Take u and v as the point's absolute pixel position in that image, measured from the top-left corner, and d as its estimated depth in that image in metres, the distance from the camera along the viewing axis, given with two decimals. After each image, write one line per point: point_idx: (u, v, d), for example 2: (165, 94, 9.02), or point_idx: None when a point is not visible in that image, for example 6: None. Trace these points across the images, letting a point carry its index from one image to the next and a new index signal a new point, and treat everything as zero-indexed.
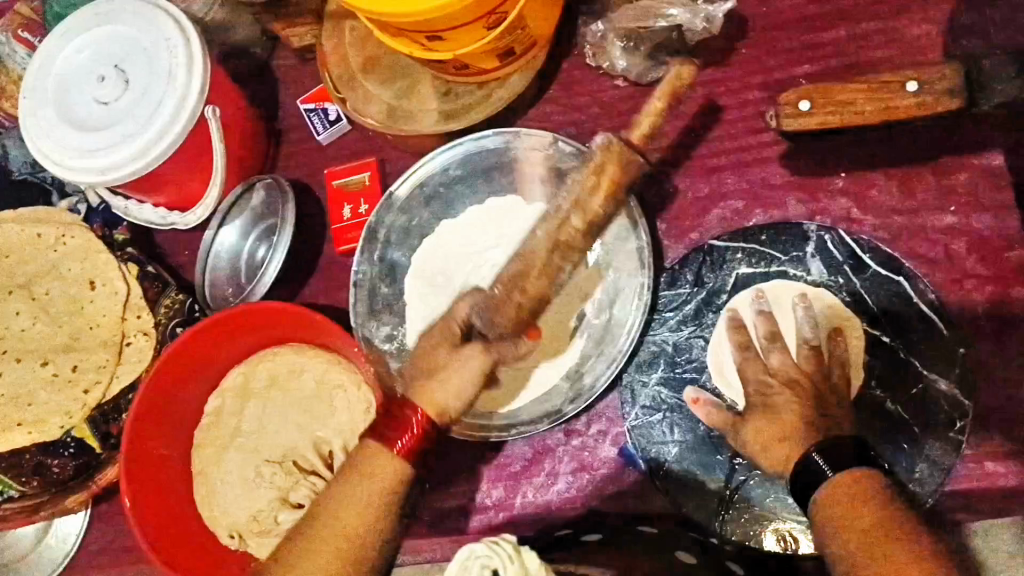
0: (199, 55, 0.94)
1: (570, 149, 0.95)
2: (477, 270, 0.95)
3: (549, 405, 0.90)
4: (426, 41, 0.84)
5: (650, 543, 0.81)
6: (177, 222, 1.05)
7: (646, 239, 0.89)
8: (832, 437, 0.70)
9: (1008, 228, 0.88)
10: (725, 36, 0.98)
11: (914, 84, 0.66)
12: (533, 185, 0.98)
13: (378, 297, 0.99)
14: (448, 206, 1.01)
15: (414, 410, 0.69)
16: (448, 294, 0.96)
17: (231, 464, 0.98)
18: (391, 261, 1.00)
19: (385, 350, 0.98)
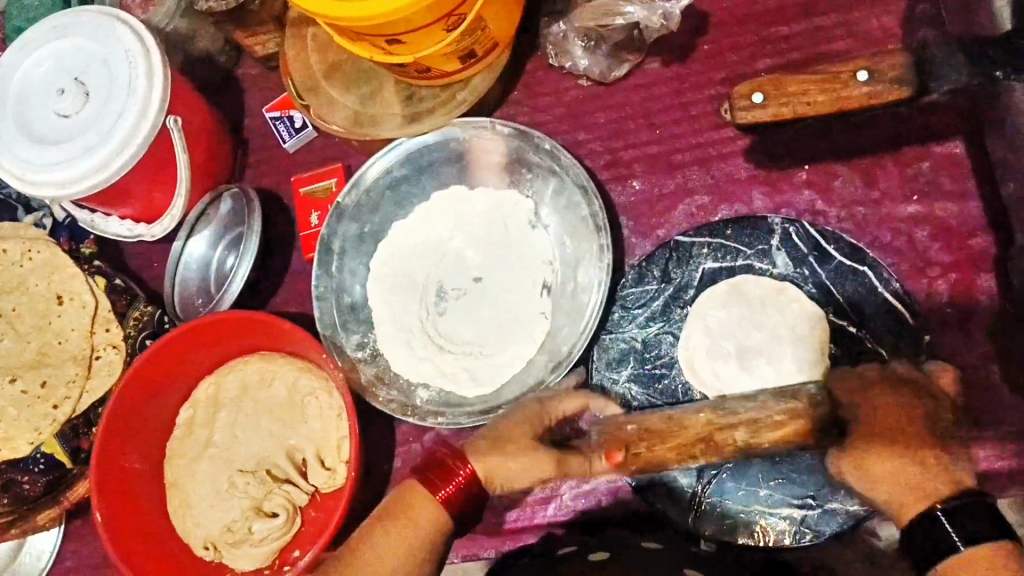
0: (159, 65, 0.94)
1: (508, 131, 0.97)
2: (446, 267, 0.99)
3: (530, 379, 0.91)
4: (385, 44, 0.84)
5: (641, 559, 0.77)
6: (144, 234, 1.04)
7: (598, 206, 0.92)
8: (966, 494, 0.62)
9: (970, 214, 0.89)
10: (685, 32, 1.00)
11: (866, 74, 0.66)
12: (484, 172, 1.01)
13: (345, 305, 0.99)
14: (399, 205, 1.02)
15: (465, 463, 0.73)
16: (412, 291, 0.99)
17: (205, 475, 0.97)
18: (351, 270, 1.00)
19: (359, 356, 0.97)
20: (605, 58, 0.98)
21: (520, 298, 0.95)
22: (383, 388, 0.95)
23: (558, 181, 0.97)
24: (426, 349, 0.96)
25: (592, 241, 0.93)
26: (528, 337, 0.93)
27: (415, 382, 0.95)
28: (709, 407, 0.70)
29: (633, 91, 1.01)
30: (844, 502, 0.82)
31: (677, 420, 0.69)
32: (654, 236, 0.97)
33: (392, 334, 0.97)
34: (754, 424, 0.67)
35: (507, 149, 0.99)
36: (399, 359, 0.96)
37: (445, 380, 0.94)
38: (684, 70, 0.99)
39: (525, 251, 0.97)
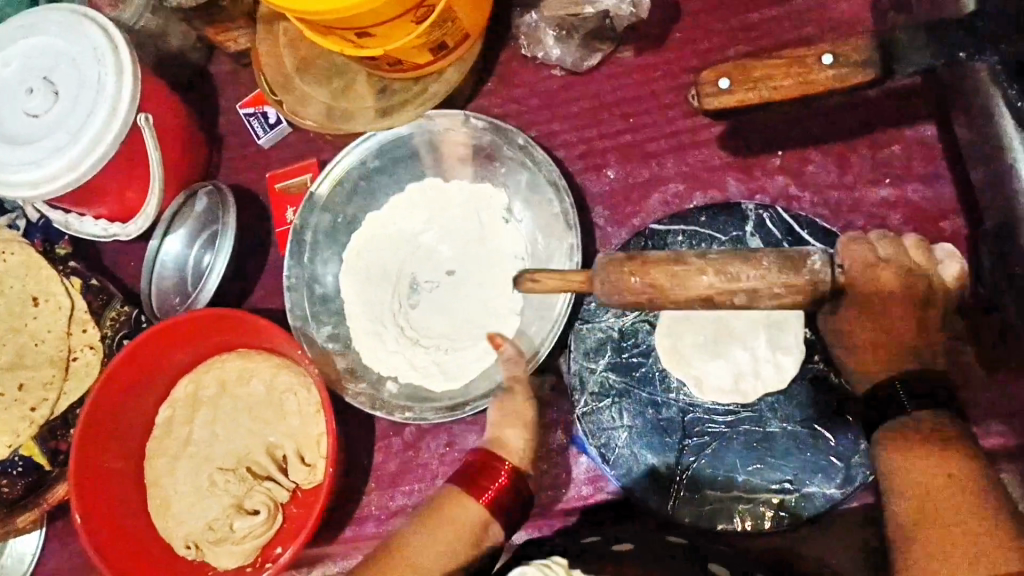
0: (128, 63, 0.93)
1: (481, 125, 0.97)
2: (416, 257, 0.99)
3: (500, 375, 0.91)
4: (355, 37, 0.84)
5: (643, 549, 0.78)
6: (119, 234, 1.04)
7: (569, 202, 0.93)
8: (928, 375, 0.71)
9: (942, 197, 0.89)
10: (657, 21, 1.00)
11: (831, 56, 0.65)
12: (455, 167, 1.01)
13: (317, 297, 0.99)
14: (371, 196, 1.02)
15: (503, 461, 0.79)
16: (386, 283, 0.99)
17: (186, 474, 0.97)
18: (322, 260, 1.00)
19: (331, 348, 0.97)
20: (576, 48, 0.98)
21: (490, 292, 0.96)
22: (354, 380, 0.96)
23: (533, 175, 0.97)
24: (398, 342, 0.96)
25: (563, 238, 0.93)
26: (498, 332, 0.94)
27: (385, 375, 0.96)
28: (714, 260, 0.65)
29: (606, 80, 1.01)
30: (822, 486, 0.82)
31: (681, 279, 0.65)
32: (630, 225, 0.97)
33: (365, 326, 0.97)
34: (758, 291, 0.65)
35: (482, 142, 0.99)
36: (370, 351, 0.96)
37: (415, 374, 0.95)
38: (656, 58, 1.00)
39: (497, 243, 0.97)
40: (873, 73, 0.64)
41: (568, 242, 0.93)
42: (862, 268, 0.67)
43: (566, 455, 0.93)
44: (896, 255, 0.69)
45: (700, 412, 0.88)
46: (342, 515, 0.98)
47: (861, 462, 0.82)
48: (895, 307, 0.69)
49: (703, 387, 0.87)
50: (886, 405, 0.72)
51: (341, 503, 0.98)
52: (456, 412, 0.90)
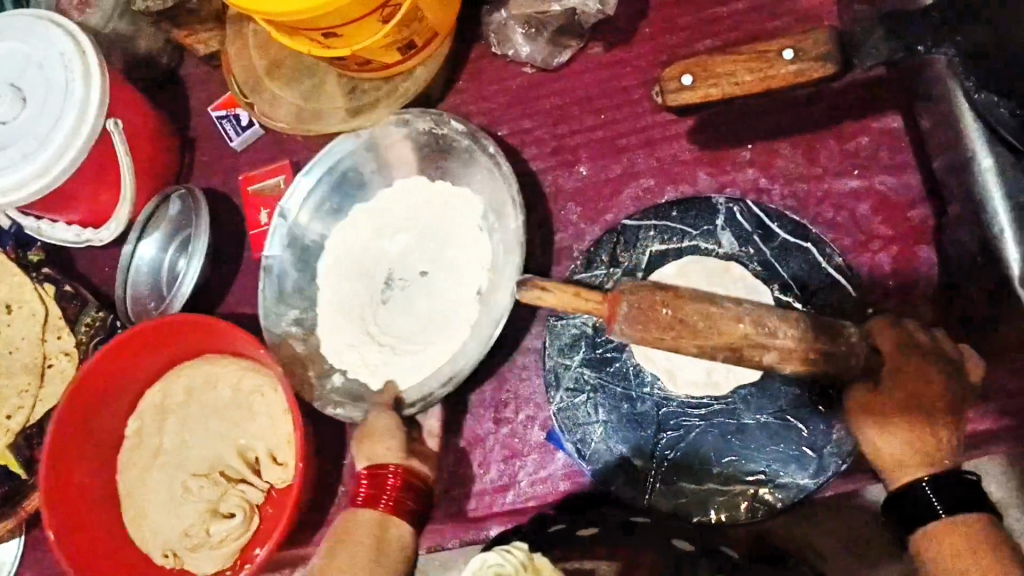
0: (96, 67, 0.93)
1: (461, 129, 0.94)
2: (396, 255, 0.98)
3: (426, 388, 0.90)
4: (322, 38, 0.84)
5: (614, 530, 0.79)
6: (92, 240, 1.02)
7: (519, 221, 0.89)
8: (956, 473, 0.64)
9: (910, 187, 0.90)
10: (625, 17, 1.00)
11: (791, 51, 0.65)
12: (440, 165, 0.98)
13: (287, 284, 0.98)
14: (361, 186, 1.00)
15: (390, 466, 0.77)
16: (364, 277, 0.98)
17: (159, 482, 0.97)
18: (301, 244, 1.00)
19: (292, 332, 0.97)
20: (546, 45, 0.99)
21: (461, 295, 0.94)
22: (309, 368, 0.96)
23: (499, 186, 0.93)
24: (360, 336, 0.96)
25: (510, 256, 0.90)
26: (448, 340, 0.92)
27: (337, 366, 0.95)
28: (750, 310, 0.65)
29: (577, 76, 1.01)
30: (795, 476, 0.83)
31: (712, 319, 0.64)
32: (602, 220, 0.98)
33: (333, 315, 0.97)
34: (788, 352, 0.64)
35: (460, 145, 0.96)
36: (331, 340, 0.96)
37: (364, 371, 0.94)
38: (626, 54, 1.00)
39: (475, 245, 0.94)
40: (833, 66, 0.64)
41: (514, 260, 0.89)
42: (896, 346, 0.68)
43: (542, 450, 0.94)
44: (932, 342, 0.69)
45: (675, 406, 0.88)
46: (321, 516, 0.98)
47: (834, 450, 0.83)
48: (925, 388, 0.65)
49: (675, 380, 0.88)
50: (915, 507, 0.64)
51: (321, 504, 0.98)
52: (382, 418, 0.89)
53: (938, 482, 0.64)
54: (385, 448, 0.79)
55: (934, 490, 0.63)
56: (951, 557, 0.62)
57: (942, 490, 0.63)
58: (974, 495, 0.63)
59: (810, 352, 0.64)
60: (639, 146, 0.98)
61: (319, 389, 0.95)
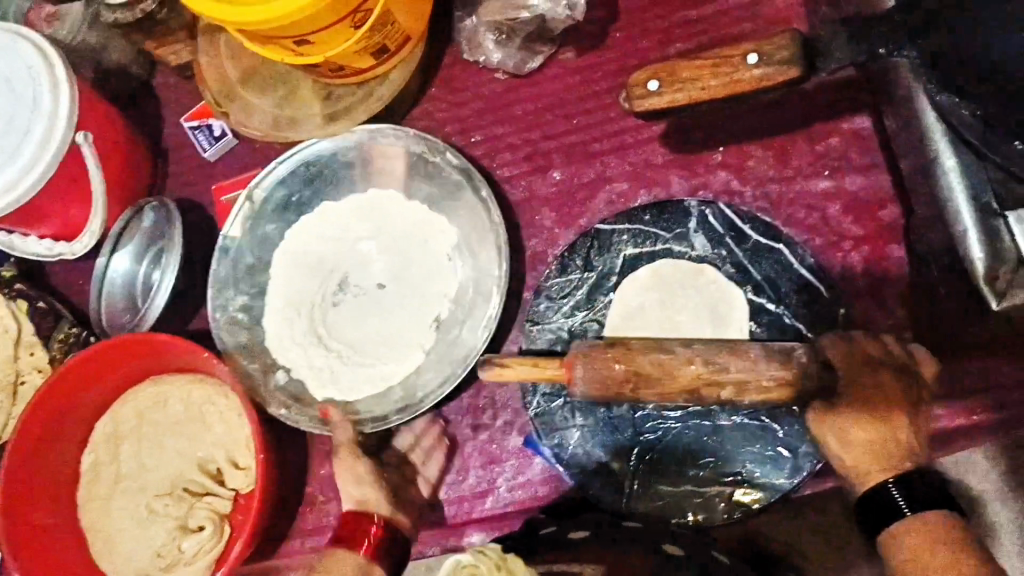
0: (64, 79, 0.92)
1: (454, 162, 0.97)
2: (352, 260, 0.98)
3: (378, 410, 0.92)
4: (295, 45, 0.83)
5: (603, 535, 0.78)
6: (64, 253, 1.01)
7: (503, 270, 0.92)
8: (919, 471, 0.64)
9: (879, 187, 0.91)
10: (596, 22, 1.01)
11: (755, 56, 0.66)
12: (406, 184, 0.99)
13: (241, 267, 0.99)
14: (331, 186, 1.01)
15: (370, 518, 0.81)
16: (319, 274, 0.98)
17: (122, 510, 0.96)
18: (261, 234, 1.00)
19: (238, 318, 0.97)
20: (517, 51, 0.99)
21: (415, 314, 0.95)
22: (251, 358, 0.96)
23: (482, 227, 0.96)
24: (307, 335, 0.96)
25: (484, 306, 0.93)
26: (399, 360, 0.94)
27: (280, 363, 0.96)
28: (699, 351, 0.68)
29: (549, 82, 1.01)
30: (772, 477, 0.83)
31: (666, 367, 0.67)
32: (577, 225, 0.98)
33: (282, 309, 0.97)
34: (741, 385, 0.66)
35: (450, 178, 0.98)
36: (279, 334, 0.97)
37: (308, 374, 0.95)
38: (597, 58, 1.00)
39: (435, 265, 0.96)
40: (798, 70, 0.65)
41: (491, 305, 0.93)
42: (847, 358, 0.66)
43: (521, 456, 0.94)
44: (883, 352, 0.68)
45: (649, 408, 0.88)
46: (301, 526, 0.98)
47: (809, 449, 0.83)
48: (887, 393, 0.65)
49: None
50: (879, 508, 0.64)
51: (301, 512, 0.98)
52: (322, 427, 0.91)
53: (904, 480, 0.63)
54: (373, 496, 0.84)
55: (898, 486, 0.63)
56: (914, 555, 0.61)
57: (908, 490, 0.63)
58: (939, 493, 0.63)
59: (763, 380, 0.66)
60: (611, 150, 0.99)
61: (262, 384, 0.95)
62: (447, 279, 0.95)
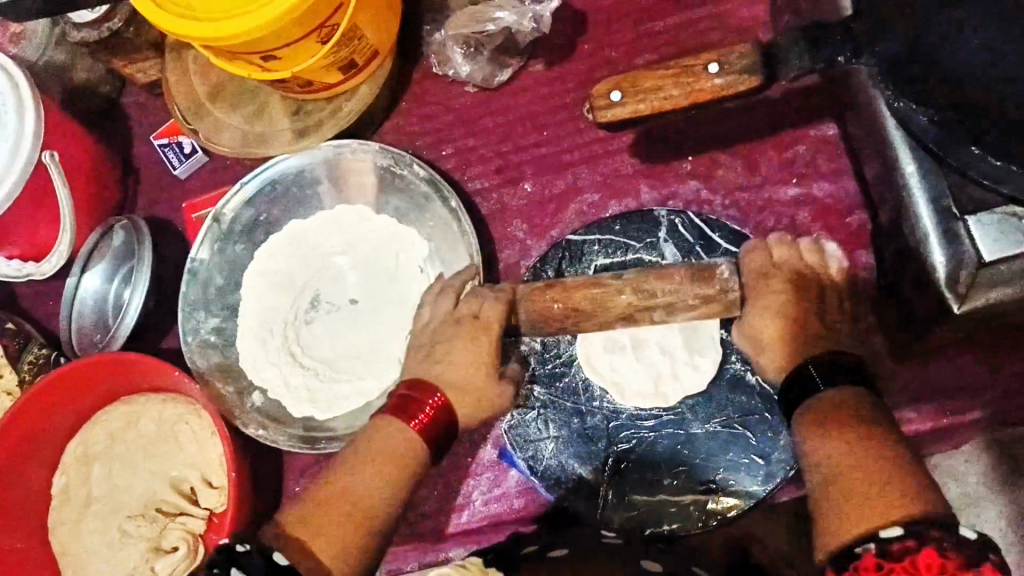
0: (29, 99, 0.91)
1: (422, 174, 0.96)
2: (322, 277, 0.98)
3: (357, 425, 0.92)
4: (261, 61, 0.83)
5: (579, 550, 0.77)
6: (33, 273, 0.99)
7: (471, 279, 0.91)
8: (831, 353, 0.67)
9: (847, 193, 0.92)
10: (564, 34, 1.01)
11: (716, 65, 0.66)
12: (373, 199, 1.00)
13: (212, 290, 0.99)
14: (299, 204, 1.01)
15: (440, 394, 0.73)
16: (290, 292, 0.98)
17: (94, 532, 0.95)
18: (230, 255, 1.00)
19: (210, 341, 0.97)
20: (486, 64, 0.99)
21: (388, 328, 0.95)
22: (225, 382, 0.96)
23: (453, 239, 0.96)
24: (281, 354, 0.96)
25: None
26: (375, 375, 0.93)
27: (254, 383, 0.96)
28: (629, 280, 0.73)
29: (518, 94, 1.02)
30: (744, 483, 0.84)
31: (600, 301, 0.72)
32: (548, 236, 0.98)
33: (255, 329, 0.97)
34: (671, 306, 0.72)
35: (417, 189, 0.98)
36: (253, 355, 0.96)
37: (284, 393, 0.94)
38: (566, 70, 1.01)
39: (407, 279, 0.96)
40: (757, 78, 0.65)
41: None
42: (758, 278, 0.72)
43: (496, 469, 0.93)
44: (787, 259, 0.73)
45: (625, 418, 0.88)
46: None
47: (781, 456, 0.83)
48: (799, 303, 0.70)
49: (623, 392, 0.88)
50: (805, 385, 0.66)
51: None
52: (304, 446, 0.92)
53: (821, 362, 0.66)
54: (478, 385, 0.74)
55: (816, 365, 0.66)
56: (831, 429, 0.63)
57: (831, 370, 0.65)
58: (851, 374, 0.65)
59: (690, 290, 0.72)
60: (582, 160, 0.99)
61: (238, 405, 0.95)
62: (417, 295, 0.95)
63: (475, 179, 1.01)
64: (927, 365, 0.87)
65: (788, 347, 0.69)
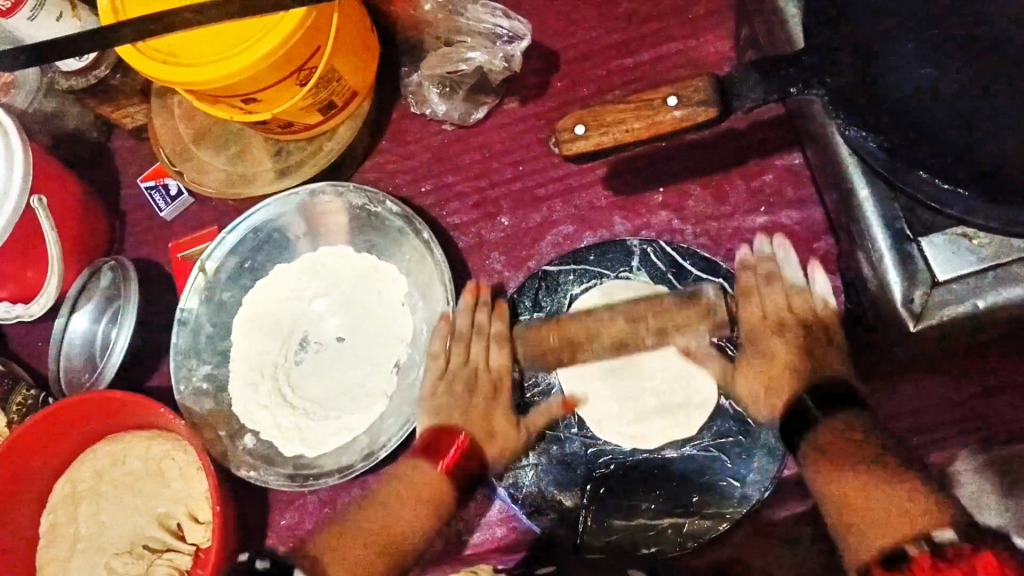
0: (18, 147, 0.93)
1: (396, 210, 0.99)
2: (308, 319, 1.00)
3: (344, 460, 0.93)
4: (242, 104, 0.86)
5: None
6: (22, 314, 1.01)
7: (451, 304, 0.94)
8: (821, 378, 0.77)
9: (813, 219, 0.95)
10: (538, 72, 1.05)
11: (675, 98, 0.67)
12: (352, 235, 1.02)
13: (202, 338, 1.00)
14: (282, 249, 1.03)
15: (456, 433, 0.83)
16: (277, 336, 1.00)
17: (81, 571, 0.95)
18: (218, 302, 1.02)
19: (203, 388, 0.99)
20: (462, 102, 1.02)
21: (373, 365, 0.97)
22: (219, 426, 0.97)
23: (428, 272, 0.98)
24: (271, 397, 0.97)
25: None
26: (364, 407, 0.95)
27: (247, 426, 0.97)
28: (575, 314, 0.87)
29: (494, 131, 1.05)
30: (720, 504, 0.85)
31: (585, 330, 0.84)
32: (526, 268, 1.01)
33: (245, 374, 0.98)
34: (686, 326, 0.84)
35: (393, 224, 1.00)
36: (244, 400, 0.97)
37: (276, 433, 0.95)
38: (540, 106, 1.04)
39: (389, 313, 0.98)
40: (715, 110, 0.66)
41: None
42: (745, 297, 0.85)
43: (478, 498, 0.95)
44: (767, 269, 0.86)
45: (603, 444, 0.90)
46: None
47: (754, 478, 0.85)
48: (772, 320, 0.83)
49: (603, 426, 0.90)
50: (802, 424, 0.75)
51: None
52: (292, 483, 0.92)
53: (818, 395, 0.76)
54: (495, 432, 0.86)
55: (813, 397, 0.76)
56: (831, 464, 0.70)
57: (822, 396, 0.75)
58: (840, 395, 0.75)
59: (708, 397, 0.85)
60: (557, 193, 1.02)
61: (230, 449, 0.96)
62: (401, 329, 0.97)
63: (454, 215, 1.04)
64: (894, 385, 0.89)
65: (775, 383, 0.81)
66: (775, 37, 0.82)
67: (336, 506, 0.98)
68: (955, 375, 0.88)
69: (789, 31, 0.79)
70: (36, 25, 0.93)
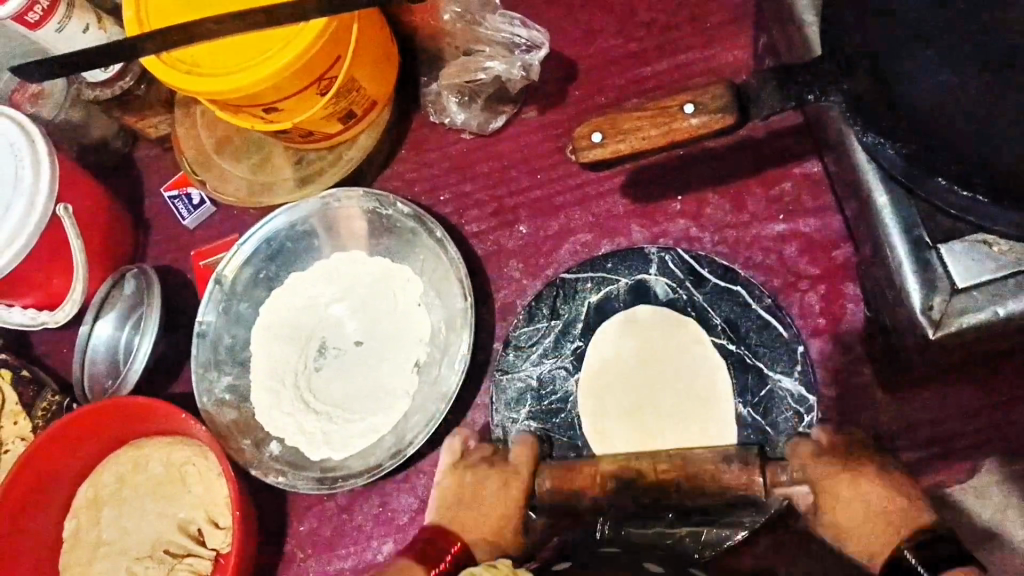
0: (45, 157, 0.95)
1: (407, 211, 0.99)
2: (328, 326, 1.01)
3: (373, 460, 0.93)
4: (263, 113, 0.87)
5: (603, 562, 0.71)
6: (48, 321, 1.02)
7: (468, 303, 0.95)
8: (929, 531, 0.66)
9: (832, 227, 0.94)
10: (555, 81, 1.05)
11: (692, 106, 0.67)
12: (367, 240, 1.03)
13: (223, 348, 1.01)
14: (297, 258, 1.04)
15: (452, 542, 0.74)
16: (295, 344, 1.01)
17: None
18: (235, 313, 1.03)
19: (225, 399, 0.99)
20: (480, 111, 1.04)
21: (392, 366, 0.97)
22: (243, 435, 0.97)
23: (443, 270, 0.98)
24: (292, 404, 0.98)
25: (458, 342, 0.94)
26: (386, 410, 0.95)
27: (271, 434, 0.97)
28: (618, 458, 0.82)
29: (512, 139, 1.05)
30: (739, 514, 0.85)
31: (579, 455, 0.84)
32: (543, 275, 1.01)
33: (266, 381, 0.99)
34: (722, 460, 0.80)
35: (406, 226, 1.01)
36: (266, 409, 0.98)
37: (300, 439, 0.96)
38: (558, 115, 1.04)
39: (408, 315, 0.99)
40: (732, 117, 0.65)
41: (459, 345, 0.94)
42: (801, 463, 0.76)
43: None
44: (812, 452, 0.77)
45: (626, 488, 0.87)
46: None
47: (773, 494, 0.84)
48: (838, 479, 0.73)
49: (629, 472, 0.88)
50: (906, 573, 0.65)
51: (282, 571, 0.99)
52: (323, 487, 0.92)
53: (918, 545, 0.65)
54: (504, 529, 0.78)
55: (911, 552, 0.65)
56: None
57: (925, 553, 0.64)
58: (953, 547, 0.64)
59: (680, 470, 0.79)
60: (574, 201, 1.02)
61: (256, 457, 0.96)
62: (423, 332, 0.98)
63: (472, 223, 1.04)
64: (912, 397, 0.88)
65: (878, 528, 0.69)
66: (792, 44, 0.82)
67: (354, 510, 0.99)
68: (974, 385, 0.87)
69: (806, 37, 0.79)
70: (62, 37, 0.95)
